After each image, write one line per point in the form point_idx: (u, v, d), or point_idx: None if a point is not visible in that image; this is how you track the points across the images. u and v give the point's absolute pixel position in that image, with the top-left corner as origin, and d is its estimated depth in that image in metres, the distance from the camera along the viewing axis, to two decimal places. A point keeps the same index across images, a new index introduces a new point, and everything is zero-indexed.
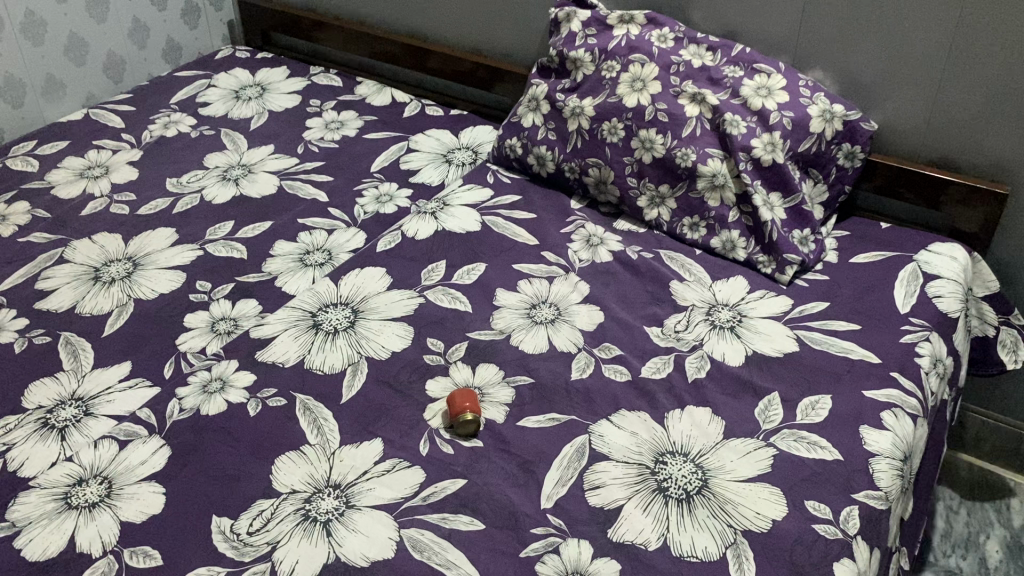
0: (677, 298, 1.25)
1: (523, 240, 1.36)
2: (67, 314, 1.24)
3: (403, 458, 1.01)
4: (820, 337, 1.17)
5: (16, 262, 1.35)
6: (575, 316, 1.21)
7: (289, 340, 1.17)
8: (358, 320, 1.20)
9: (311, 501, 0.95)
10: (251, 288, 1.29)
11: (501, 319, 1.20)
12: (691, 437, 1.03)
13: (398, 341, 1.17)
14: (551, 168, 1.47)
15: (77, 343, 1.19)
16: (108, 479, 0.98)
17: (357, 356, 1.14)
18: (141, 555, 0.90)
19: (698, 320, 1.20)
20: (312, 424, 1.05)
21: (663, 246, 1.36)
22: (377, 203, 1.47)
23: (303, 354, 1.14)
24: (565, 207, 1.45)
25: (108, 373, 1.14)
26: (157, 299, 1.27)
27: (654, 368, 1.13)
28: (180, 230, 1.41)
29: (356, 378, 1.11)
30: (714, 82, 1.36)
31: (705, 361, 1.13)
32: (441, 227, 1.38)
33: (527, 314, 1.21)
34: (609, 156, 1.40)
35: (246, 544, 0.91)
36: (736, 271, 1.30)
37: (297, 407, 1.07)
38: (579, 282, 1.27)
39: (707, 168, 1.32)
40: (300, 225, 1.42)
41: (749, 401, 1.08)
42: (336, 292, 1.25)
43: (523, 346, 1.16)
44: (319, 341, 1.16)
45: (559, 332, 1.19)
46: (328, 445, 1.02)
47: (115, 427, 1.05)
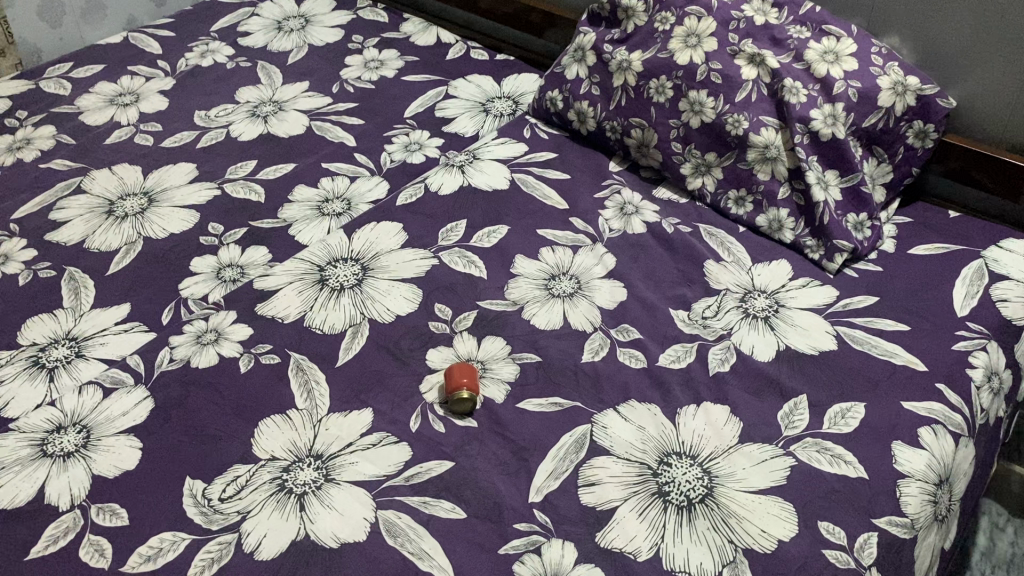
0: (710, 279, 1.15)
1: (552, 203, 1.27)
2: (76, 248, 1.21)
3: (391, 432, 0.95)
4: (863, 336, 1.06)
5: (33, 189, 1.32)
6: (596, 292, 1.13)
7: (291, 294, 1.11)
8: (366, 278, 1.14)
9: (289, 471, 0.91)
10: (262, 234, 1.23)
11: (515, 289, 1.13)
12: (703, 438, 0.94)
13: (404, 304, 1.10)
14: (592, 126, 1.37)
15: (81, 279, 1.16)
16: (88, 428, 0.94)
17: (360, 318, 1.08)
18: (108, 513, 0.87)
19: (729, 306, 1.10)
20: (303, 387, 1.00)
21: (705, 219, 1.26)
22: (405, 152, 1.40)
23: (305, 310, 1.09)
24: (603, 169, 1.35)
25: (107, 313, 1.11)
26: (167, 239, 1.23)
27: (673, 356, 1.04)
28: (200, 167, 1.37)
29: (355, 341, 1.06)
30: (776, 43, 1.23)
31: (731, 354, 1.04)
32: (466, 183, 1.30)
33: (545, 285, 1.13)
34: (654, 117, 1.29)
35: (216, 512, 0.87)
36: (780, 254, 1.19)
37: (290, 366, 1.02)
38: (605, 255, 1.18)
39: (759, 139, 1.21)
40: (322, 170, 1.36)
41: (773, 402, 0.98)
42: (347, 246, 1.18)
43: (535, 321, 1.09)
44: (323, 297, 1.11)
45: (576, 307, 1.10)
46: (314, 411, 0.97)
47: (103, 373, 1.01)
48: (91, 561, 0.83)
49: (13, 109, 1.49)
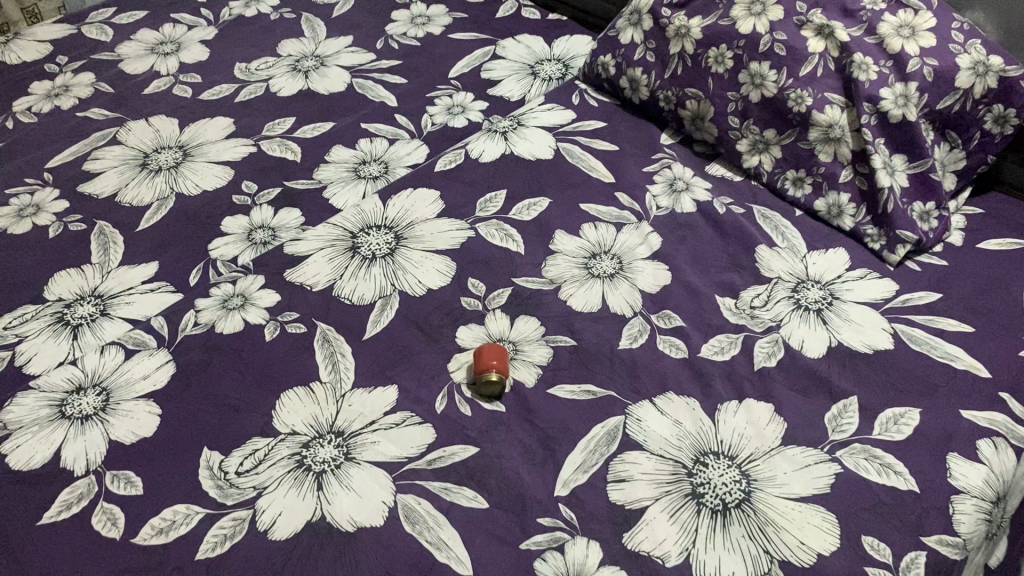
0: (761, 265, 1.08)
1: (598, 176, 1.21)
2: (107, 201, 1.19)
3: (415, 413, 0.91)
4: (922, 337, 0.99)
5: (69, 138, 1.30)
6: (638, 274, 1.07)
7: (321, 261, 1.07)
8: (399, 247, 1.09)
9: (309, 448, 0.88)
10: (296, 195, 1.19)
11: (554, 267, 1.08)
12: (743, 438, 0.89)
13: (436, 278, 1.06)
14: (645, 95, 1.29)
15: (110, 234, 1.13)
16: (107, 391, 0.92)
17: (390, 290, 1.04)
18: (122, 481, 0.85)
19: (780, 296, 1.04)
20: (328, 359, 0.96)
21: (759, 200, 1.18)
22: (447, 114, 1.34)
23: (334, 279, 1.05)
24: (654, 141, 1.28)
25: (134, 271, 1.08)
26: (199, 197, 1.19)
27: (717, 348, 0.98)
28: (237, 122, 1.33)
29: (383, 314, 1.02)
30: (848, 14, 1.15)
31: (779, 348, 0.98)
32: (509, 151, 1.25)
33: (584, 264, 1.08)
34: (711, 89, 1.21)
35: (232, 486, 0.85)
36: (838, 241, 1.12)
37: (315, 337, 0.99)
38: (651, 234, 1.12)
39: (822, 117, 1.13)
40: (361, 131, 1.31)
41: (820, 403, 0.93)
42: (381, 213, 1.14)
43: (572, 302, 1.04)
44: (354, 266, 1.07)
45: (616, 290, 1.05)
46: (338, 386, 0.94)
47: (126, 333, 0.99)
48: (103, 531, 0.81)
49: (53, 54, 1.47)
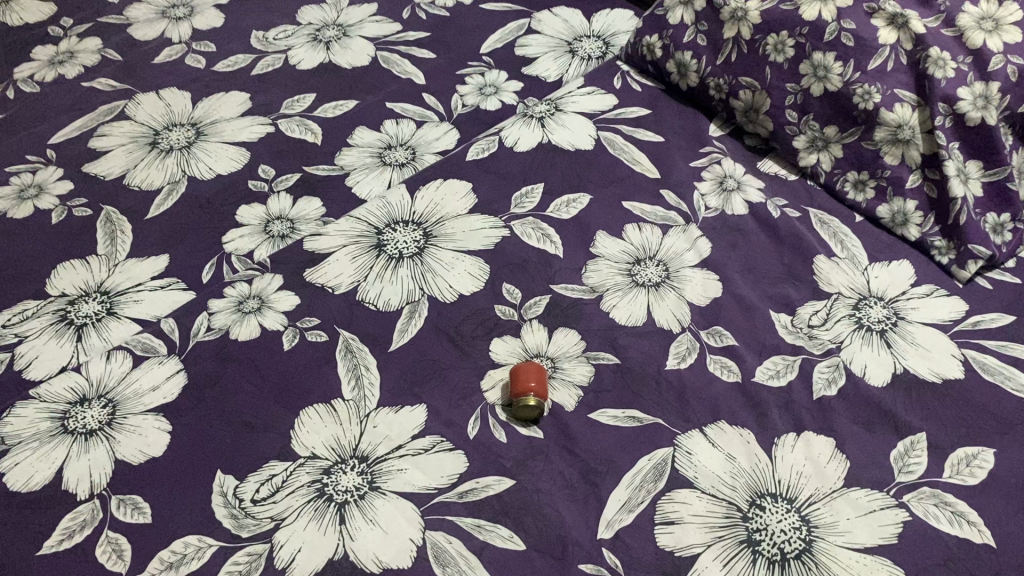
0: (819, 278, 1.00)
1: (642, 171, 1.12)
2: (114, 184, 1.11)
3: (445, 437, 0.84)
4: (996, 365, 0.91)
5: (74, 111, 1.21)
6: (686, 284, 0.99)
7: (344, 259, 0.99)
8: (428, 246, 1.01)
9: (331, 474, 0.81)
10: (316, 183, 1.11)
11: (594, 273, 1.00)
12: (802, 477, 0.82)
13: (468, 282, 0.98)
14: (694, 81, 1.20)
15: (118, 222, 1.06)
16: (113, 403, 0.85)
17: (418, 294, 0.96)
18: (129, 507, 0.78)
19: (841, 315, 0.96)
20: (352, 373, 0.89)
21: (816, 203, 1.10)
22: (478, 95, 1.25)
23: (358, 281, 0.97)
24: (701, 132, 1.19)
25: (143, 265, 1.00)
26: (213, 181, 1.11)
27: (772, 372, 0.91)
28: (254, 97, 1.24)
29: (411, 323, 0.94)
30: (925, 3, 1.05)
31: (840, 374, 0.90)
32: (546, 139, 1.15)
33: (628, 271, 1.00)
34: (768, 79, 1.12)
35: (247, 516, 0.78)
36: (902, 253, 1.03)
37: (337, 347, 0.91)
38: (699, 239, 1.04)
39: (891, 116, 1.03)
40: (386, 111, 1.22)
41: (885, 439, 0.85)
42: (408, 206, 1.06)
43: (614, 315, 0.96)
44: (379, 267, 0.99)
45: (663, 301, 0.97)
46: (362, 404, 0.87)
47: (135, 337, 0.92)
48: (108, 564, 0.75)
49: (58, 16, 1.37)
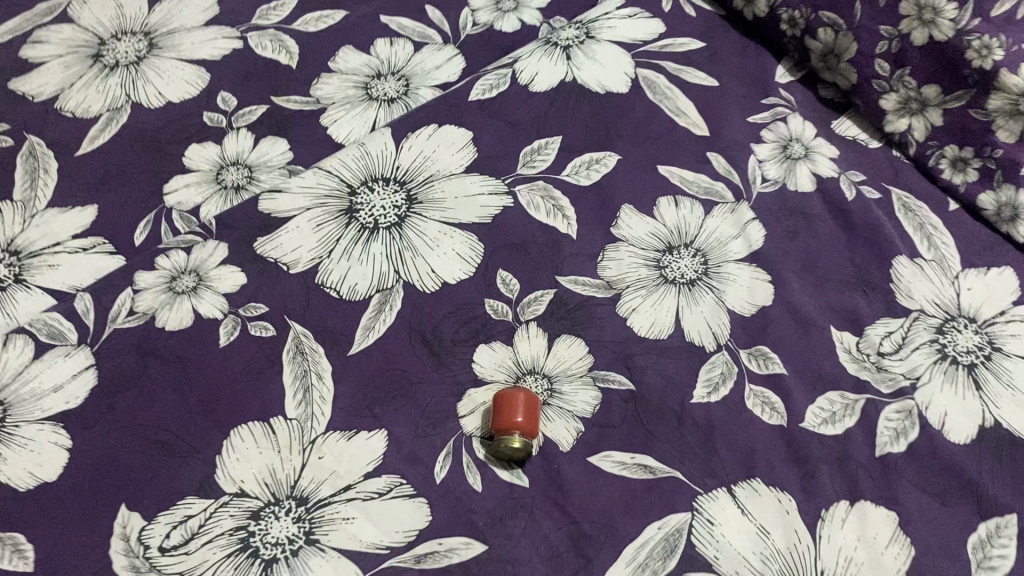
0: (896, 287, 0.79)
1: (686, 126, 0.90)
2: (43, 108, 0.92)
3: (406, 479, 0.68)
4: None
5: (8, 10, 1.01)
6: (728, 284, 0.79)
7: (304, 227, 0.80)
8: (410, 215, 0.82)
9: (261, 521, 0.65)
10: (285, 119, 0.91)
11: (614, 263, 0.80)
12: (852, 568, 0.65)
13: (455, 266, 0.79)
14: (762, 10, 0.95)
15: (41, 157, 0.87)
16: (4, 405, 0.70)
17: (392, 280, 0.78)
18: (8, 550, 0.64)
19: (919, 341, 0.76)
20: (299, 383, 0.72)
21: (901, 182, 0.87)
22: (495, 11, 1.02)
23: (320, 257, 0.78)
24: (766, 77, 0.95)
25: (65, 218, 0.83)
26: (160, 111, 0.91)
27: (826, 414, 0.72)
28: (221, 0, 1.02)
29: (379, 319, 0.76)
30: None
31: (911, 424, 0.71)
32: (571, 78, 0.93)
33: (656, 262, 0.80)
34: (858, 18, 0.86)
35: (152, 572, 0.63)
36: (1004, 259, 0.81)
37: (286, 346, 0.74)
38: (750, 223, 0.83)
39: (1013, 80, 0.77)
40: (379, 27, 1.00)
41: (962, 517, 0.67)
42: (390, 159, 0.85)
43: (632, 322, 0.76)
44: (348, 240, 0.80)
45: (697, 307, 0.77)
46: (308, 426, 0.70)
47: (41, 316, 0.75)
48: None
49: None
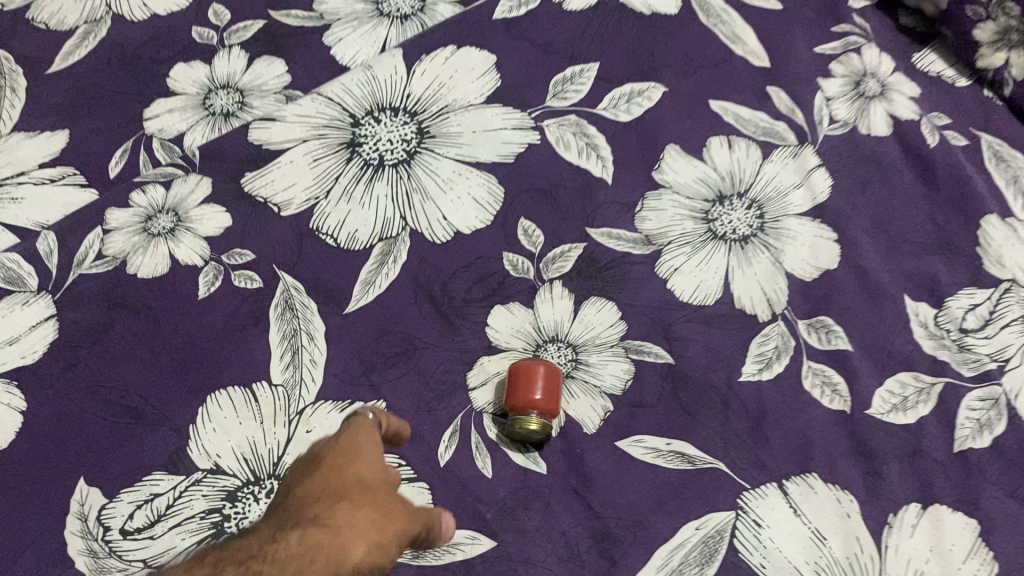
0: (985, 252, 0.67)
1: (745, 55, 0.78)
2: (14, 17, 0.81)
3: (406, 460, 0.59)
4: None
5: None
6: (787, 242, 0.68)
7: (300, 162, 0.70)
8: (421, 151, 0.70)
9: (238, 504, 0.57)
10: (282, 36, 0.79)
11: (654, 214, 0.69)
12: None
13: (471, 213, 0.68)
14: None
15: (9, 75, 0.78)
16: None
17: (397, 227, 0.67)
18: None
19: (1011, 315, 0.64)
20: (288, 345, 0.63)
21: (995, 127, 0.73)
22: None
23: (316, 198, 0.68)
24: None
25: (32, 144, 0.73)
26: (143, 24, 0.80)
27: (896, 400, 0.61)
28: None
29: (382, 273, 0.66)
30: None
31: (998, 416, 0.60)
32: None
33: (703, 215, 0.69)
34: None
35: (113, 559, 0.55)
36: None
37: (274, 301, 0.64)
38: (815, 171, 0.72)
39: None
40: None
41: None
42: (400, 86, 0.73)
43: (674, 285, 0.66)
44: (349, 179, 0.69)
45: (749, 269, 0.67)
46: (295, 395, 0.61)
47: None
48: None
49: None
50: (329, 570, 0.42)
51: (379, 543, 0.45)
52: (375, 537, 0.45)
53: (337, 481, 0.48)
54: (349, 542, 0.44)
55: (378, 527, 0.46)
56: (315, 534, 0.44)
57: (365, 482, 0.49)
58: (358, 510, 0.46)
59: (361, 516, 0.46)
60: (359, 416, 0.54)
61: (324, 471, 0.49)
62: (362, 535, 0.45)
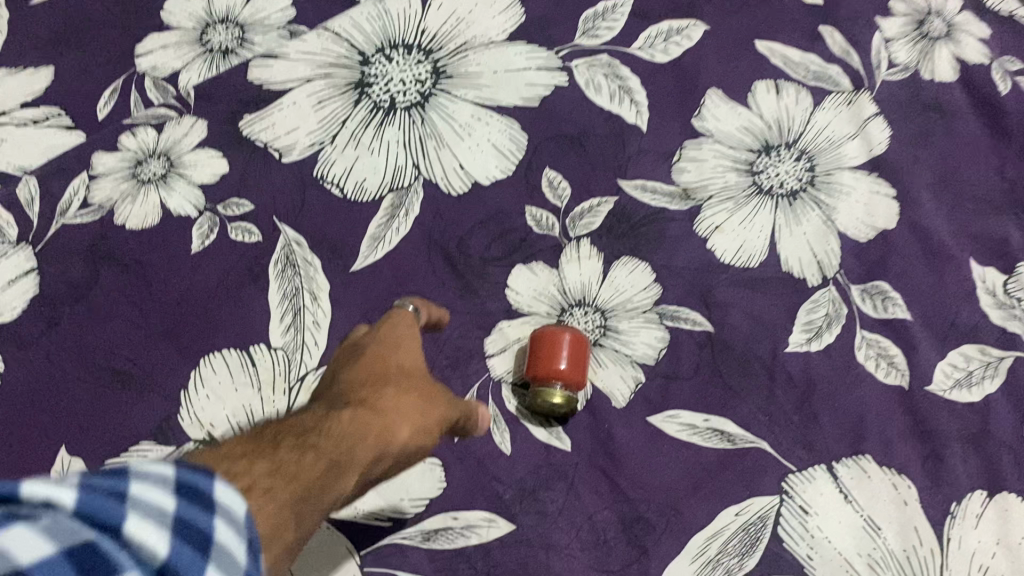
0: None
1: None
2: None
3: None
4: None
5: None
6: (840, 198, 0.61)
7: (304, 104, 0.63)
8: (433, 92, 0.63)
9: None
10: None
11: (693, 166, 0.62)
12: None
13: (489, 161, 0.62)
14: None
15: None
16: None
17: (409, 177, 0.61)
18: None
19: None
20: (289, 304, 0.57)
21: None
22: None
23: (322, 144, 0.62)
24: None
25: (14, 82, 0.67)
26: None
27: (960, 377, 0.55)
28: None
29: (392, 228, 0.60)
30: None
31: None
32: None
33: (747, 167, 0.61)
34: None
35: None
36: None
37: (274, 256, 0.59)
38: (872, 121, 0.63)
39: None
40: None
41: None
42: (414, 19, 0.65)
43: (714, 245, 0.60)
44: (356, 124, 0.62)
45: (797, 227, 0.60)
46: (295, 360, 0.56)
47: None
48: None
49: None
50: (384, 444, 0.41)
51: (421, 433, 0.44)
52: (421, 423, 0.44)
53: (381, 369, 0.46)
54: (400, 422, 0.43)
55: (423, 413, 0.45)
56: (369, 407, 0.42)
57: (407, 373, 0.47)
58: (406, 395, 0.45)
59: (408, 400, 0.45)
60: (400, 309, 0.53)
61: (367, 358, 0.47)
62: (409, 417, 0.43)
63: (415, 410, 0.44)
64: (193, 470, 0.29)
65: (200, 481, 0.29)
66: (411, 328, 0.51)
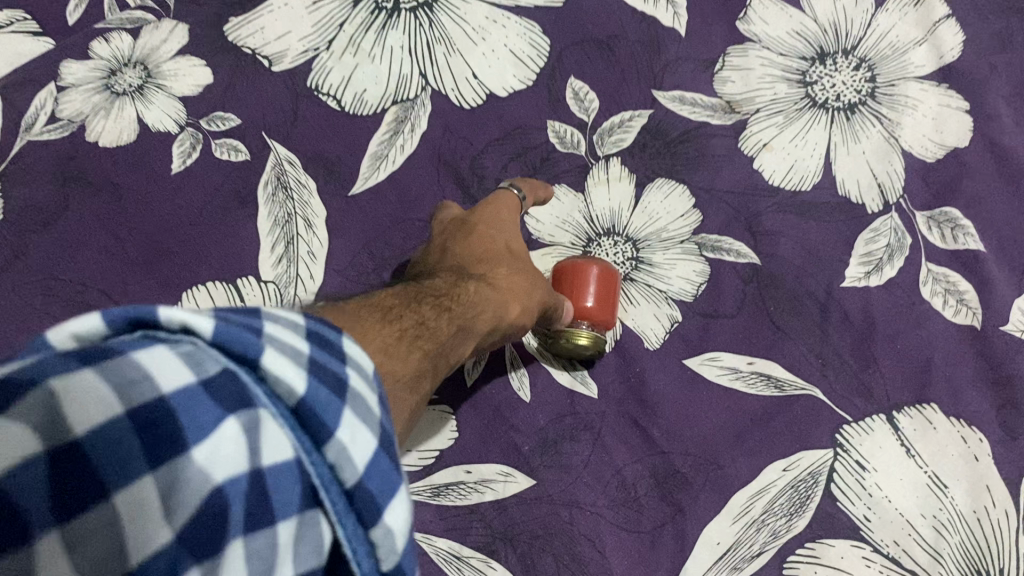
0: None
1: None
2: None
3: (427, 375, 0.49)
4: None
5: None
6: (906, 113, 0.53)
7: (296, 5, 0.56)
8: None
9: None
10: None
11: (738, 75, 0.54)
12: None
13: (507, 70, 0.54)
14: None
15: None
16: None
17: (415, 87, 0.54)
18: None
19: None
20: (282, 231, 0.51)
21: None
22: None
23: (317, 49, 0.55)
24: None
25: None
26: None
27: None
28: None
29: (399, 145, 0.53)
30: None
31: None
32: None
33: (800, 75, 0.54)
34: None
35: None
36: None
37: (264, 177, 0.52)
38: (941, 25, 0.53)
39: None
40: None
41: None
42: None
43: (761, 164, 0.53)
44: (356, 28, 0.55)
45: (857, 145, 0.52)
46: (289, 296, 0.50)
47: None
48: None
49: None
50: (501, 319, 0.39)
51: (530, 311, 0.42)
52: (529, 300, 0.42)
53: (490, 242, 0.44)
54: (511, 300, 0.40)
55: (528, 290, 0.42)
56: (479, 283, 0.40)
57: (512, 253, 0.44)
58: (515, 274, 0.42)
59: (515, 279, 0.42)
60: (504, 192, 0.47)
61: (472, 233, 0.44)
62: (518, 295, 0.41)
63: (521, 285, 0.42)
64: (321, 324, 0.25)
65: (328, 332, 0.25)
66: (512, 207, 0.47)
